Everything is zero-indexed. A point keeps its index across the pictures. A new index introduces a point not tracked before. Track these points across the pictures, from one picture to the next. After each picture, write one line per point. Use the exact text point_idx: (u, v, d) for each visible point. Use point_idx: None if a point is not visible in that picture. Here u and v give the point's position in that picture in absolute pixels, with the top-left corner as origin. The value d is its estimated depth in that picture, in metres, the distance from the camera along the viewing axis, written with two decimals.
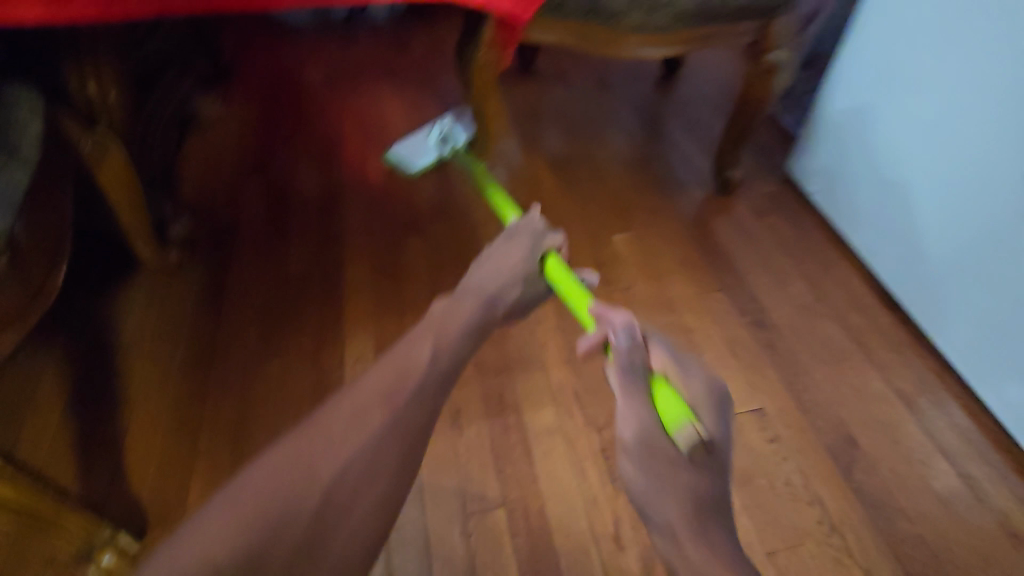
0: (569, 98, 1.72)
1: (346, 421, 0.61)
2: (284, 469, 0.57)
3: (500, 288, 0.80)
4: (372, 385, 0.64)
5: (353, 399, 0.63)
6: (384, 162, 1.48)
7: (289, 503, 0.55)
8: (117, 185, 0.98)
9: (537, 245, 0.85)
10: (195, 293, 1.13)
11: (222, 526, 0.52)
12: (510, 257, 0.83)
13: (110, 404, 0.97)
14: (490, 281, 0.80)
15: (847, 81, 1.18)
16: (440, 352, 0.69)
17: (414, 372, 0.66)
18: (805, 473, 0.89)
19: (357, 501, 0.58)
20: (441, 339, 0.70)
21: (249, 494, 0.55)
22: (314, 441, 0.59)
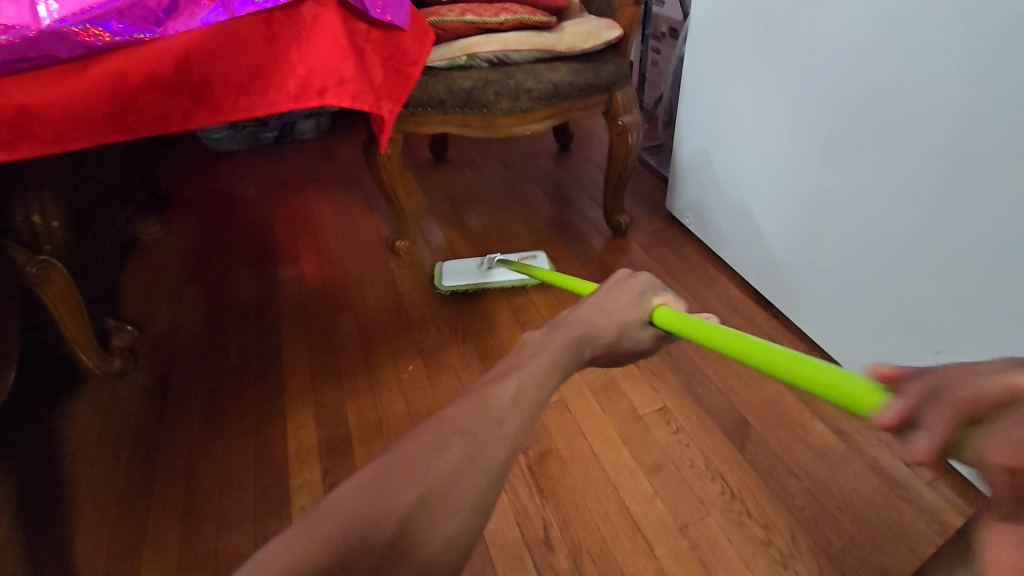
0: (478, 179, 1.96)
1: (410, 457, 0.35)
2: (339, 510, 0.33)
3: (605, 331, 0.47)
4: (451, 417, 0.37)
5: (427, 435, 0.36)
6: (317, 256, 1.64)
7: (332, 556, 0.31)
8: (61, 306, 1.09)
9: (652, 288, 0.53)
10: (140, 396, 1.21)
11: None
12: (623, 299, 0.50)
13: (60, 508, 1.01)
14: (599, 317, 0.48)
15: (688, 131, 1.45)
16: (526, 387, 0.39)
17: (499, 409, 0.37)
18: (707, 453, 1.01)
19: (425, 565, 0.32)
20: (524, 369, 0.40)
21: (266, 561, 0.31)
22: (379, 484, 0.33)
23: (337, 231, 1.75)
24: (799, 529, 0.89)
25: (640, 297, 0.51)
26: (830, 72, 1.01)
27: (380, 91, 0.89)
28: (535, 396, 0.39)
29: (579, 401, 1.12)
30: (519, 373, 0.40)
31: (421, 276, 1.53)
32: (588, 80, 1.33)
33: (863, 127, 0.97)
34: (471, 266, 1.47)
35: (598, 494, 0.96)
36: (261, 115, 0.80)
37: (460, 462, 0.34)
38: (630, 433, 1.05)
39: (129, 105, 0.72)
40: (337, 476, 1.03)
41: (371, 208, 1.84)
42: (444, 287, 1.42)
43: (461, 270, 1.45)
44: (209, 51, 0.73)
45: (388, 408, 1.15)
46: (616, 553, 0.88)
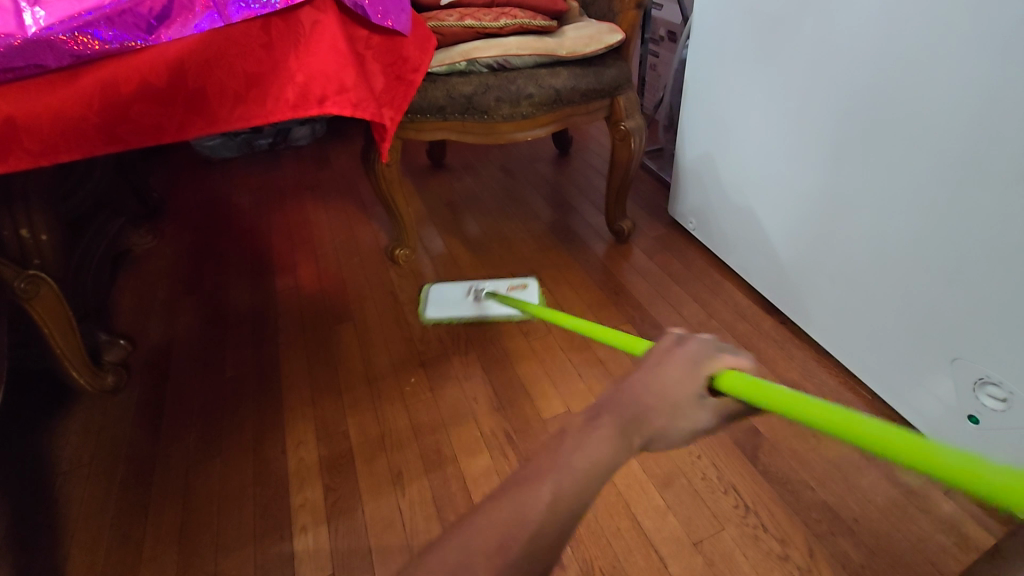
0: (477, 185, 1.94)
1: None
2: None
3: (650, 426, 0.40)
4: (480, 533, 0.34)
5: (450, 561, 0.33)
6: (314, 265, 1.61)
7: None
8: (52, 321, 1.05)
9: (706, 350, 0.44)
10: (134, 412, 1.18)
11: None
12: (675, 372, 0.42)
13: (51, 531, 0.97)
14: (647, 409, 0.40)
15: (691, 135, 1.44)
16: (563, 496, 0.35)
17: (532, 521, 0.34)
18: (718, 464, 0.98)
19: None
20: (560, 466, 0.37)
21: None
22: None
23: (334, 239, 1.72)
24: (816, 543, 0.87)
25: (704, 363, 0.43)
26: (839, 76, 0.99)
27: (382, 99, 0.87)
28: (571, 499, 0.35)
29: None
30: (556, 470, 0.36)
31: (421, 285, 1.50)
32: (590, 85, 1.31)
33: (872, 131, 0.96)
34: (458, 294, 1.38)
35: (608, 509, 0.93)
36: (259, 124, 0.77)
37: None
38: None
39: (121, 116, 0.69)
40: (339, 493, 1.00)
41: (368, 215, 1.82)
42: (427, 317, 1.34)
43: (447, 300, 1.37)
44: (205, 60, 0.70)
45: (390, 422, 1.12)
46: (630, 571, 0.86)
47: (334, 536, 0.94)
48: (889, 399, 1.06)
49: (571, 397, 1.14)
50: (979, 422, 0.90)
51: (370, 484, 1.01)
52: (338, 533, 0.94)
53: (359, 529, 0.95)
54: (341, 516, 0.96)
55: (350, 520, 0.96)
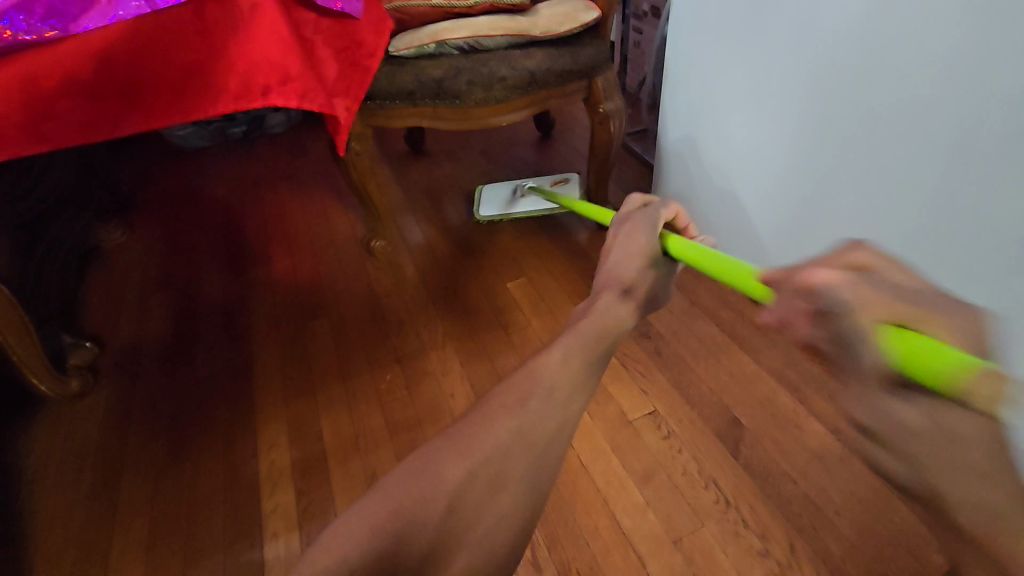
0: (457, 171, 1.88)
1: (470, 439, 0.43)
2: (413, 481, 0.41)
3: (635, 282, 0.55)
4: (506, 391, 0.45)
5: (482, 411, 0.44)
6: (289, 258, 1.57)
7: (411, 516, 0.40)
8: (6, 328, 1.01)
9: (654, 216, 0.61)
10: (102, 416, 1.15)
11: (354, 537, 0.40)
12: (637, 241, 0.58)
13: (16, 543, 0.95)
14: (627, 272, 0.56)
15: (673, 116, 1.39)
16: (567, 359, 0.46)
17: (545, 372, 0.45)
18: (698, 457, 0.96)
19: (489, 509, 0.41)
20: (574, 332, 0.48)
21: (376, 509, 0.41)
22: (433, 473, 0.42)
23: (310, 230, 1.67)
24: (797, 538, 0.85)
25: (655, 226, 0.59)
26: (821, 51, 0.94)
27: (334, 88, 0.82)
28: (577, 368, 0.46)
29: None
30: (564, 342, 0.47)
31: (398, 277, 1.46)
32: (566, 66, 1.25)
33: (856, 108, 0.92)
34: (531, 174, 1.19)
35: (586, 507, 0.91)
36: (200, 118, 0.72)
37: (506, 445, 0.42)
38: (619, 439, 1.01)
39: (43, 112, 0.64)
40: (312, 497, 0.97)
41: (345, 205, 1.77)
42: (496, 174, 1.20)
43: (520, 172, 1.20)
44: (135, 49, 0.65)
45: (365, 421, 1.09)
46: (607, 572, 0.84)
47: (306, 542, 0.91)
48: None
49: None
50: None
51: (344, 487, 0.99)
52: (311, 539, 0.92)
53: None
54: (313, 522, 0.94)
55: (323, 525, 0.93)
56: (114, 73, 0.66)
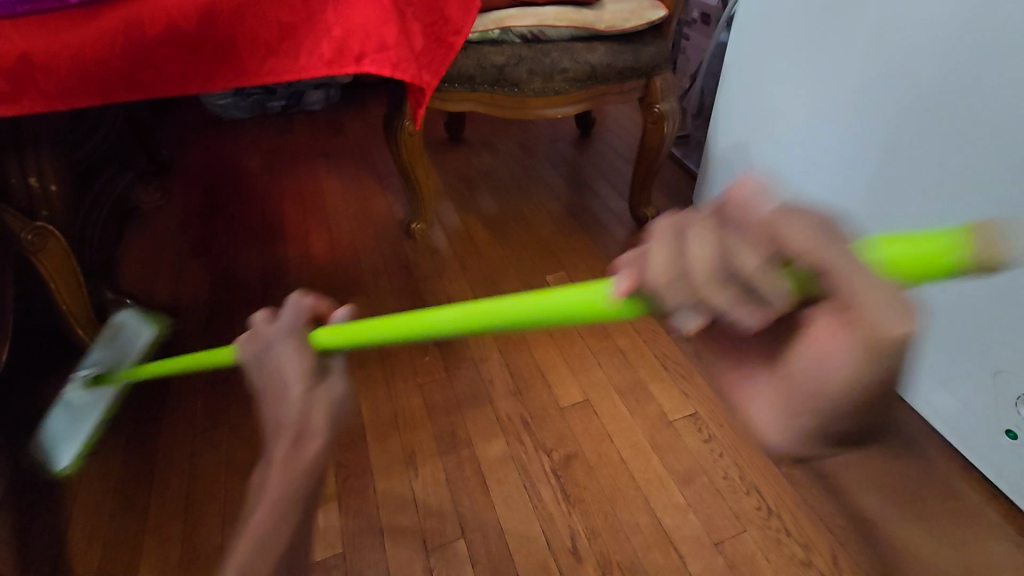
0: (495, 161, 1.88)
1: (278, 398, 0.70)
2: (283, 472, 0.66)
3: (297, 414, 0.68)
4: (285, 371, 0.71)
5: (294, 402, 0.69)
6: (325, 234, 1.57)
7: (295, 483, 0.64)
8: (58, 274, 1.02)
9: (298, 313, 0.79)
10: (141, 373, 1.15)
11: (271, 499, 0.66)
12: (295, 358, 0.74)
13: (55, 489, 0.96)
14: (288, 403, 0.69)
15: (724, 123, 1.39)
16: (291, 380, 0.70)
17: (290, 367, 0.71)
18: (740, 463, 0.96)
19: (309, 448, 0.67)
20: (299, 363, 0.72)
21: (275, 486, 0.65)
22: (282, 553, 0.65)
23: (347, 208, 1.68)
24: (840, 550, 0.84)
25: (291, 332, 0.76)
26: (896, 70, 0.92)
27: (420, 62, 0.82)
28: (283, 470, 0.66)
29: (605, 401, 1.08)
30: (289, 374, 0.71)
31: (436, 262, 1.46)
32: (627, 63, 1.25)
33: (925, 125, 0.90)
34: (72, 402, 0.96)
35: (627, 503, 0.91)
36: (289, 80, 0.72)
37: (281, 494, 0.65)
38: (659, 439, 1.00)
39: (142, 59, 0.67)
40: (349, 470, 0.97)
41: (383, 186, 1.77)
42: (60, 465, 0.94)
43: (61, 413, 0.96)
44: (237, 6, 0.67)
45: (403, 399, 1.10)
46: (648, 568, 0.83)
47: (344, 514, 0.91)
48: (914, 405, 1.02)
49: (590, 386, 1.11)
50: (1016, 437, 0.87)
51: (383, 463, 0.98)
52: (348, 512, 0.91)
53: (369, 508, 0.92)
54: (351, 495, 0.94)
55: (360, 498, 0.93)
56: (215, 27, 0.67)
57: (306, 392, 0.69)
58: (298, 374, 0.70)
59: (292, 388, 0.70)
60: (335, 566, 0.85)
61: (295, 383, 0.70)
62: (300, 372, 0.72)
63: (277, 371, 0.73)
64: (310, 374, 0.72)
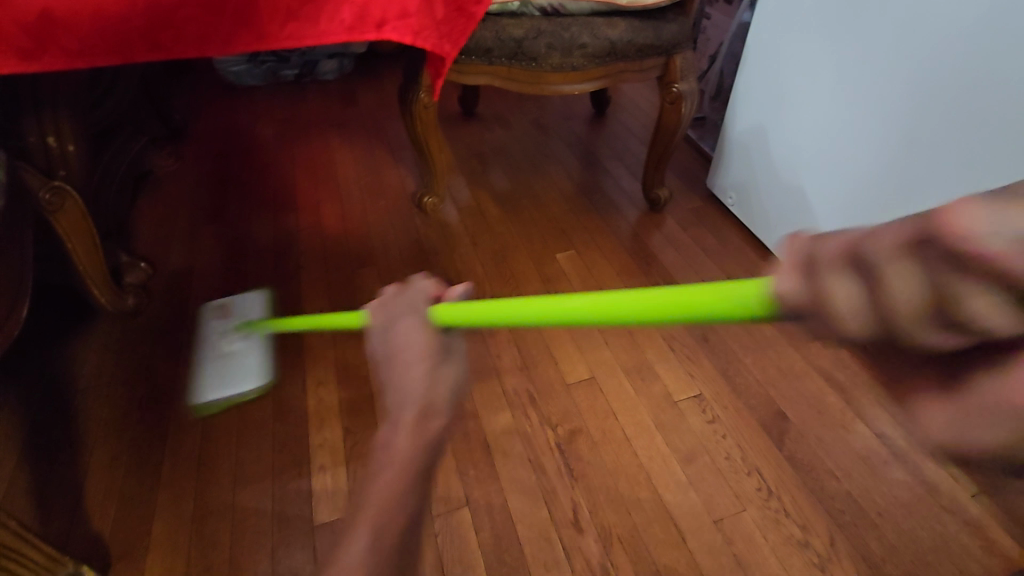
0: (508, 137, 1.87)
1: (404, 372, 0.54)
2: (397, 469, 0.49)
3: (423, 395, 0.52)
4: (416, 342, 0.55)
5: (408, 386, 0.52)
6: (337, 205, 1.57)
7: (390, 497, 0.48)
8: (73, 233, 1.04)
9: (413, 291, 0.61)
10: (154, 335, 1.17)
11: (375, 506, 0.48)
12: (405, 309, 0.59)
13: (71, 445, 0.98)
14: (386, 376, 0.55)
15: (741, 105, 1.37)
16: (421, 342, 0.55)
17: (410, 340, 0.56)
18: (743, 445, 0.97)
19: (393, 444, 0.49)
20: (412, 331, 0.56)
21: (382, 496, 0.48)
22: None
23: (359, 179, 1.67)
24: (838, 532, 0.86)
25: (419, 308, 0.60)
26: (926, 64, 0.94)
27: (440, 31, 0.82)
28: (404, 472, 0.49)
29: (611, 380, 1.09)
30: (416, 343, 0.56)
31: (446, 237, 1.47)
32: (647, 40, 1.23)
33: (959, 117, 0.92)
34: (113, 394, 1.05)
35: (628, 479, 0.92)
36: (309, 45, 0.73)
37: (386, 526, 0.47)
38: (663, 418, 1.02)
39: (162, 19, 0.67)
40: (358, 436, 0.99)
41: (395, 159, 1.76)
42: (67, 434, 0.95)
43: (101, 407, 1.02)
44: None
45: None
46: (648, 542, 0.85)
47: (352, 478, 0.93)
48: None
49: (596, 364, 1.12)
50: None
51: None
52: (356, 477, 0.93)
53: None
54: (359, 460, 0.96)
55: (368, 464, 0.95)
56: None
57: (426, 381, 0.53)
58: (429, 341, 0.55)
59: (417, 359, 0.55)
60: (343, 527, 0.87)
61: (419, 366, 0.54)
62: (390, 355, 0.57)
63: (402, 347, 0.55)
64: (429, 344, 0.56)
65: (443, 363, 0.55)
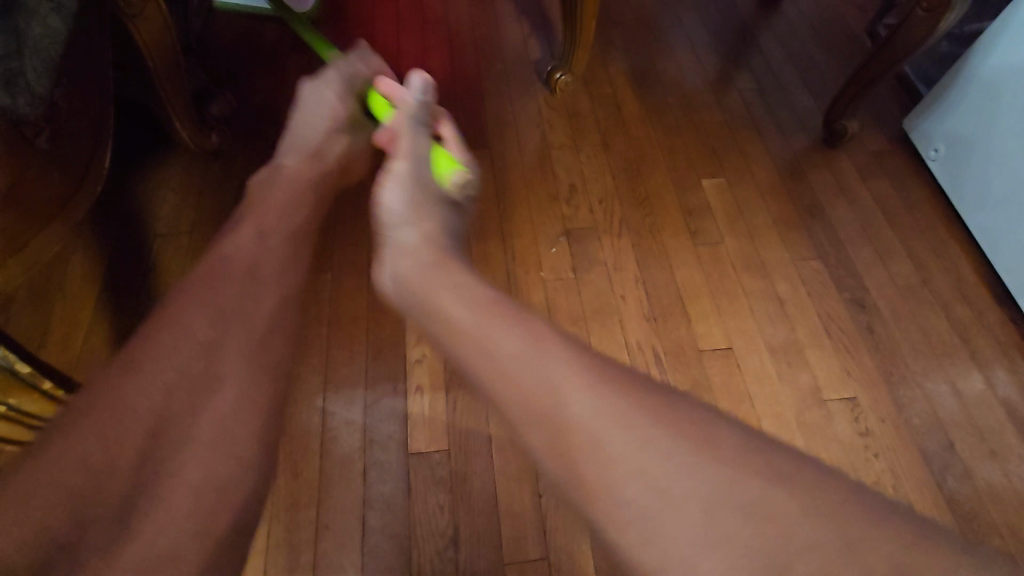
0: (659, 5, 1.49)
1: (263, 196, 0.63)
2: (203, 282, 0.51)
3: (322, 141, 0.73)
4: (305, 133, 0.73)
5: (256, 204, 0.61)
6: (447, 58, 1.31)
7: (171, 346, 0.47)
8: (154, 45, 0.83)
9: (348, 79, 0.76)
10: (239, 185, 1.02)
11: (183, 326, 0.48)
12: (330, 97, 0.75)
13: (152, 299, 0.89)
14: (309, 131, 0.73)
15: (1015, 34, 1.00)
16: (326, 118, 0.74)
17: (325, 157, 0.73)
18: (897, 472, 0.84)
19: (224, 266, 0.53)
20: (313, 119, 0.74)
21: (197, 310, 0.49)
22: (115, 422, 0.42)
23: (474, 28, 1.37)
24: None
25: (341, 86, 0.76)
26: None
27: None
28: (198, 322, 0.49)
29: (752, 357, 0.93)
30: (312, 121, 0.75)
31: (574, 127, 1.22)
32: None
33: None
34: None
35: None
36: None
37: (194, 357, 0.47)
38: (807, 418, 0.87)
39: None
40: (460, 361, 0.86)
41: (518, 9, 1.43)
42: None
43: None
44: None
45: (524, 295, 0.95)
46: None
47: (452, 409, 0.83)
48: None
49: (737, 332, 0.95)
50: None
51: None
52: (456, 408, 0.83)
53: (480, 410, 0.83)
54: (459, 388, 0.85)
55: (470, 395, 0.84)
56: None
57: (297, 156, 0.70)
58: (323, 124, 0.74)
59: (312, 132, 0.74)
60: (439, 463, 0.78)
61: (311, 131, 0.73)
62: (307, 126, 0.74)
63: (305, 125, 0.74)
64: (316, 153, 0.71)
65: (336, 129, 0.75)
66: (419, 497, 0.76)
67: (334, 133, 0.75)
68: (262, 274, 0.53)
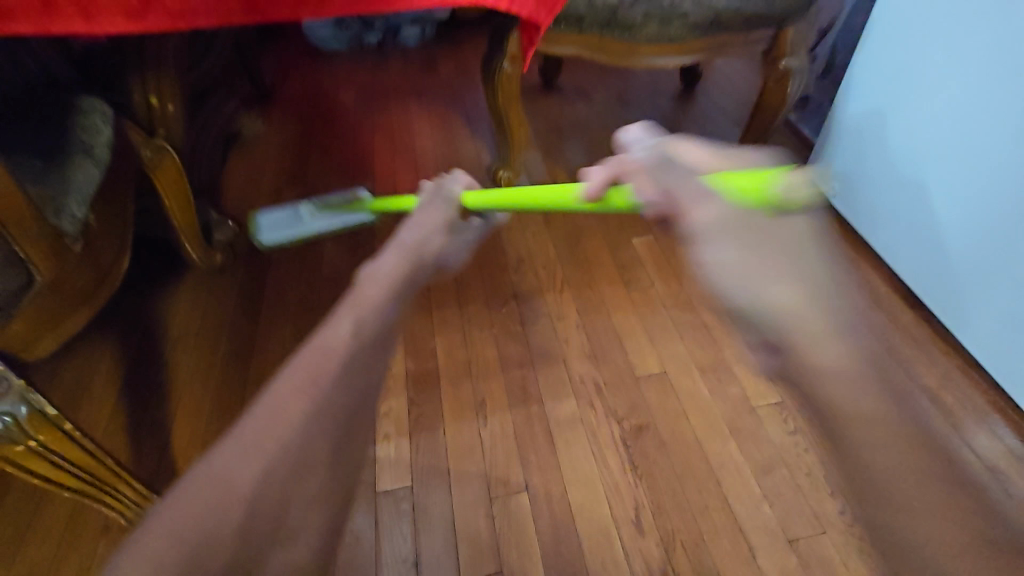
0: (589, 111, 1.79)
1: (388, 273, 0.52)
2: (297, 371, 0.42)
3: (424, 240, 0.57)
4: (405, 236, 0.57)
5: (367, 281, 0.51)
6: (414, 174, 1.58)
7: (279, 445, 0.38)
8: (170, 190, 1.08)
9: (446, 194, 0.64)
10: (238, 292, 1.23)
11: (274, 415, 0.39)
12: (432, 207, 0.62)
13: (161, 390, 1.05)
14: (411, 234, 0.57)
15: (859, 85, 1.20)
16: (430, 227, 0.60)
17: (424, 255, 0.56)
18: (828, 465, 0.90)
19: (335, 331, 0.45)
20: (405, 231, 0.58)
21: (293, 391, 0.41)
22: (207, 492, 0.36)
23: (435, 149, 1.66)
24: None
25: (446, 200, 0.64)
26: None
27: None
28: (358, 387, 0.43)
29: (685, 378, 1.03)
30: (406, 233, 0.58)
31: None
32: (757, 9, 1.12)
33: None
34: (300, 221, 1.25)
35: (697, 485, 0.89)
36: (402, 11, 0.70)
37: (300, 441, 0.39)
38: (739, 425, 0.96)
39: None
40: (423, 410, 0.99)
41: (471, 129, 1.73)
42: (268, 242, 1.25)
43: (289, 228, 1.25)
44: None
45: (478, 348, 1.08)
46: (714, 554, 0.82)
47: (416, 451, 0.93)
48: None
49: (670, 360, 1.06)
50: None
51: (454, 406, 0.99)
52: (419, 449, 0.94)
53: (440, 449, 0.94)
54: (422, 433, 0.96)
55: (432, 438, 0.95)
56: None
57: (391, 254, 0.54)
58: (426, 222, 0.60)
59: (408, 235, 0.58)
60: (403, 498, 0.88)
61: (409, 233, 0.58)
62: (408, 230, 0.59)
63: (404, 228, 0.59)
64: (404, 255, 0.55)
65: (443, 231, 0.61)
66: (386, 529, 0.85)
67: (441, 239, 0.59)
68: (364, 334, 0.45)
